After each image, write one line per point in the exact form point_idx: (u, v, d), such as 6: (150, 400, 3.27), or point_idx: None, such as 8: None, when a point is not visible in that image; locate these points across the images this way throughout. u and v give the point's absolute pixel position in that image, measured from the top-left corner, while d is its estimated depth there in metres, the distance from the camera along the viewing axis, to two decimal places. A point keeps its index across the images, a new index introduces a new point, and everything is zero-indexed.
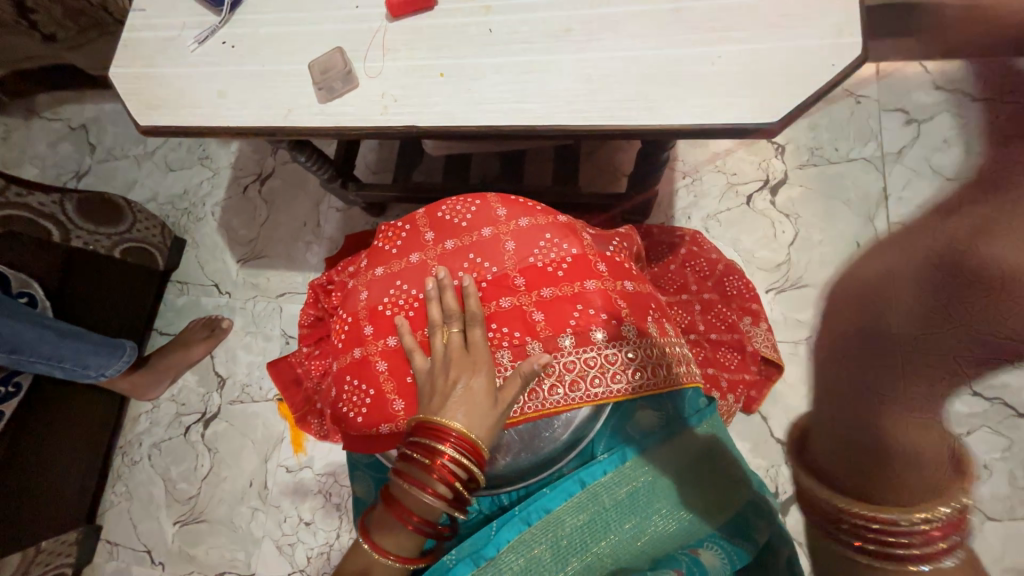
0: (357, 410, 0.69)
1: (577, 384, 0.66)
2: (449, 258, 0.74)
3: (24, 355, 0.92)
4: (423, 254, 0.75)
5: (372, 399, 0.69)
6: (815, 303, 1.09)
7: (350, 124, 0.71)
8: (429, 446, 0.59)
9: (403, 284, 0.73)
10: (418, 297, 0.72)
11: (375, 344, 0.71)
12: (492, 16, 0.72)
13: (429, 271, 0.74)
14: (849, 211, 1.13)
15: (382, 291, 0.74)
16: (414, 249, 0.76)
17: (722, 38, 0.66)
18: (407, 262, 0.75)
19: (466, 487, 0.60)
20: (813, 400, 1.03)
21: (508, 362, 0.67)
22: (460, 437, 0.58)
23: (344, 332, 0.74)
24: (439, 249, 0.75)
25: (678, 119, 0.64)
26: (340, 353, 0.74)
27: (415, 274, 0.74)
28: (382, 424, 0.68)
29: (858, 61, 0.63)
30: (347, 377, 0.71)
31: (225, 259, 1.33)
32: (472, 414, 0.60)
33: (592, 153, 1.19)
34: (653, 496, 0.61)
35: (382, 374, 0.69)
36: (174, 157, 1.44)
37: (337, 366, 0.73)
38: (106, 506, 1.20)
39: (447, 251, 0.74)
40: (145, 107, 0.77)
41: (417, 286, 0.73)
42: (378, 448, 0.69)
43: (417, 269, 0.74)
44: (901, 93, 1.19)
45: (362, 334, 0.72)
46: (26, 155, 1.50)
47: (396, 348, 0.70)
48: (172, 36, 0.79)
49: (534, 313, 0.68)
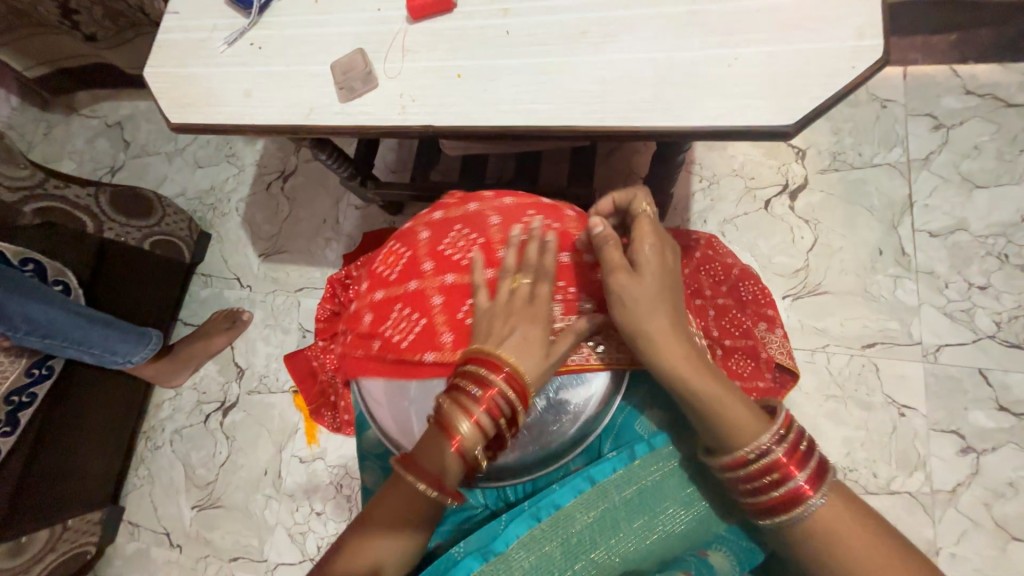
0: (404, 336, 0.70)
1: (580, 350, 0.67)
2: (509, 214, 0.76)
3: (56, 340, 0.97)
4: (483, 207, 0.78)
5: (421, 327, 0.69)
6: (834, 311, 1.06)
7: (370, 123, 0.73)
8: (481, 379, 0.59)
9: (463, 230, 0.75)
10: (477, 242, 0.73)
11: (431, 279, 0.71)
12: (511, 19, 0.73)
13: (488, 222, 0.75)
14: (871, 218, 1.11)
15: (442, 234, 0.75)
16: (474, 202, 0.79)
17: (740, 41, 0.65)
18: (466, 211, 0.78)
19: (507, 425, 0.60)
20: (829, 410, 1.01)
21: (561, 315, 0.68)
22: (511, 372, 0.59)
23: (400, 265, 0.75)
24: (499, 205, 0.78)
25: (693, 120, 0.64)
26: (392, 284, 0.74)
27: (475, 222, 0.76)
28: (426, 353, 0.68)
29: (878, 64, 0.62)
30: (397, 305, 0.72)
31: (248, 253, 1.38)
32: (525, 358, 0.60)
33: (608, 155, 1.19)
34: (662, 494, 0.61)
35: (436, 307, 0.70)
36: (203, 155, 1.49)
37: (386, 295, 0.74)
38: (129, 488, 1.24)
39: (509, 208, 0.77)
40: (176, 105, 0.80)
41: (478, 232, 0.74)
42: (417, 376, 0.69)
43: (478, 219, 0.76)
44: (929, 98, 1.16)
45: (420, 268, 0.73)
46: (65, 150, 1.57)
47: (451, 284, 0.70)
48: (204, 37, 0.83)
49: (592, 271, 0.71)
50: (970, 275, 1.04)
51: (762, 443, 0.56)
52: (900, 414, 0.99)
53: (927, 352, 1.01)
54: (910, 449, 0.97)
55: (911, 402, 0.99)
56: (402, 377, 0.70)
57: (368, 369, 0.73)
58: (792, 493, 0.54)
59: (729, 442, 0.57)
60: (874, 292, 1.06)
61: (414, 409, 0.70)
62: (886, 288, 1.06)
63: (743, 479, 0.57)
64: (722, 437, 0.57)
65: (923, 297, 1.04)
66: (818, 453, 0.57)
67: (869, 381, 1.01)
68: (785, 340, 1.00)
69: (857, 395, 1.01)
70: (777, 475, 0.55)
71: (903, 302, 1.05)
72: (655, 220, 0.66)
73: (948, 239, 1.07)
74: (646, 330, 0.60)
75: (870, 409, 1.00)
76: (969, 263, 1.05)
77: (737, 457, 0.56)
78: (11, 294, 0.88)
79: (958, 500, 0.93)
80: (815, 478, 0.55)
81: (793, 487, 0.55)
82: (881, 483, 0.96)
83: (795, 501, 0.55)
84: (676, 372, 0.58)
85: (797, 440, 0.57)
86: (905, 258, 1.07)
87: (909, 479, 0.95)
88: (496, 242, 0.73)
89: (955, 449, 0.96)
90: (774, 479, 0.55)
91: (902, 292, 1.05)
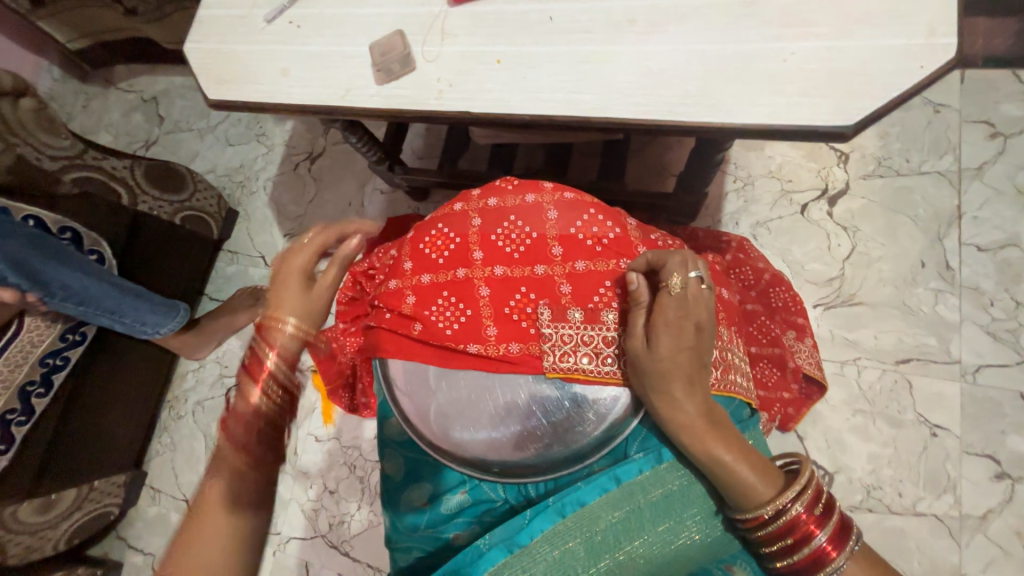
0: (448, 323, 0.68)
1: (608, 357, 0.66)
2: (569, 208, 0.73)
3: (90, 307, 1.00)
4: (540, 196, 0.74)
5: (466, 318, 0.68)
6: (868, 322, 1.03)
7: (405, 107, 0.72)
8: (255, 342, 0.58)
9: (517, 220, 0.72)
10: (531, 235, 0.71)
11: (481, 270, 0.69)
12: (554, 4, 0.71)
13: (546, 214, 0.72)
14: (915, 228, 1.06)
15: (495, 222, 0.72)
16: (531, 191, 0.74)
17: (797, 34, 0.62)
18: (522, 200, 0.74)
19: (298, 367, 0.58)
20: (855, 425, 0.98)
21: (614, 324, 0.66)
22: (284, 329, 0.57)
23: (448, 249, 0.72)
24: (558, 197, 0.74)
25: (743, 118, 0.61)
26: (438, 268, 0.71)
27: (531, 214, 0.72)
28: (469, 343, 0.67)
29: (949, 64, 0.58)
30: (441, 292, 0.70)
31: (274, 232, 1.39)
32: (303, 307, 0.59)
33: (640, 151, 1.16)
34: (688, 501, 0.60)
35: (482, 299, 0.68)
36: (234, 132, 1.51)
37: (430, 279, 0.71)
38: (152, 454, 1.28)
39: (567, 201, 0.73)
40: (214, 81, 0.81)
41: (532, 225, 0.71)
42: (458, 366, 0.68)
43: (535, 209, 0.72)
44: (987, 104, 1.10)
45: (469, 257, 0.70)
46: (102, 122, 1.61)
47: (500, 278, 0.69)
48: (244, 14, 0.82)
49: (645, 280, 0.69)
50: (1018, 293, 0.99)
51: (780, 505, 0.56)
52: (932, 434, 0.95)
53: (966, 371, 0.97)
54: (940, 471, 0.93)
55: (944, 423, 0.95)
56: (440, 365, 0.69)
57: (401, 351, 0.71)
58: (809, 554, 0.56)
59: (743, 501, 0.57)
60: (912, 306, 1.02)
61: (438, 403, 0.68)
62: (926, 302, 1.02)
63: (763, 537, 0.57)
64: (737, 497, 0.57)
65: (966, 314, 1.00)
66: (842, 513, 0.59)
67: (901, 398, 0.98)
68: (815, 350, 0.96)
69: (887, 411, 0.98)
70: (796, 536, 0.56)
71: (943, 318, 1.00)
72: (683, 291, 0.61)
73: (996, 254, 1.02)
74: (659, 399, 0.59)
75: (900, 427, 0.96)
76: (1018, 280, 1.00)
77: (753, 516, 0.56)
78: (47, 262, 0.91)
79: (989, 527, 0.90)
80: (835, 542, 0.56)
81: (813, 548, 0.56)
82: (906, 503, 0.93)
83: (811, 561, 0.56)
84: (690, 442, 0.58)
85: (818, 497, 0.58)
86: (949, 272, 1.03)
87: (937, 501, 0.92)
88: (551, 239, 0.70)
89: (988, 473, 0.92)
90: (793, 540, 0.56)
91: (944, 307, 1.01)
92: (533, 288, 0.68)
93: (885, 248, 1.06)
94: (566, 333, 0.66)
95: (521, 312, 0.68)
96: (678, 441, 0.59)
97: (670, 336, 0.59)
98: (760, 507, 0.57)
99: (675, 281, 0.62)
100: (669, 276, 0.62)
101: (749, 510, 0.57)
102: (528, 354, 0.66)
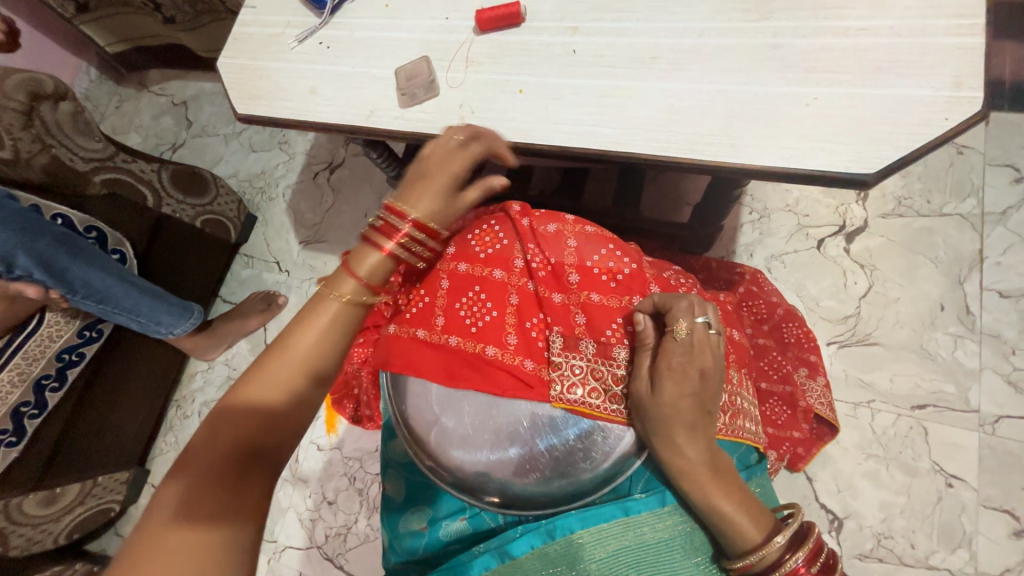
0: (473, 319, 0.69)
1: (616, 396, 0.65)
2: (588, 240, 0.73)
3: (108, 306, 1.01)
4: (562, 226, 0.74)
5: (490, 319, 0.68)
6: (884, 364, 1.00)
7: (427, 130, 0.73)
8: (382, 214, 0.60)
9: (537, 248, 0.71)
10: (549, 263, 0.70)
11: (517, 276, 0.71)
12: (579, 38, 0.72)
13: (566, 243, 0.72)
14: (935, 270, 1.04)
15: (523, 241, 0.72)
16: (553, 220, 0.74)
17: (822, 80, 0.62)
18: (543, 229, 0.73)
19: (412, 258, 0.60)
20: (868, 470, 0.95)
21: (625, 361, 0.66)
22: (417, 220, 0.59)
23: (492, 246, 0.73)
24: (579, 227, 0.74)
25: (763, 160, 0.61)
26: (476, 261, 0.72)
27: (550, 242, 0.72)
28: (489, 345, 0.67)
29: (976, 117, 0.57)
30: (473, 287, 0.70)
31: (289, 239, 1.41)
32: (439, 204, 0.62)
33: (656, 179, 1.16)
34: (691, 550, 0.59)
35: (510, 305, 0.69)
36: (258, 139, 1.55)
37: (466, 268, 0.72)
38: (156, 453, 1.28)
39: (587, 233, 0.73)
40: (245, 97, 0.83)
41: (555, 253, 0.71)
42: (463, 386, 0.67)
43: (556, 239, 0.72)
44: (1013, 148, 1.08)
45: (510, 261, 0.72)
46: (133, 124, 1.66)
47: (531, 292, 0.70)
48: (277, 33, 0.85)
49: None
50: None
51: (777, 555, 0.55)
52: (947, 484, 0.92)
53: (984, 422, 0.94)
54: (956, 524, 0.90)
55: (961, 473, 0.92)
56: (445, 380, 0.68)
57: (414, 355, 0.70)
58: None
59: (735, 546, 0.56)
60: (931, 350, 0.99)
61: (444, 420, 0.67)
62: (945, 347, 0.99)
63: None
64: (728, 542, 0.57)
65: (986, 362, 0.97)
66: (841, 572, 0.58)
67: (916, 444, 0.95)
68: (827, 390, 0.94)
69: (901, 457, 0.95)
70: None
71: (962, 364, 0.98)
72: (688, 337, 0.61)
73: (1020, 301, 0.99)
74: (661, 444, 0.59)
75: (915, 475, 0.93)
76: None
77: (744, 563, 0.55)
78: (73, 259, 0.94)
79: None
80: None
81: None
82: (919, 555, 0.90)
83: None
84: (691, 489, 0.57)
85: (818, 553, 0.57)
86: (970, 317, 1.00)
87: (951, 556, 0.89)
88: (569, 267, 0.70)
89: (1006, 530, 0.88)
90: None
91: (962, 353, 0.98)
92: (551, 314, 0.68)
93: (910, 286, 1.04)
94: (576, 364, 0.65)
95: (532, 340, 0.68)
96: (679, 487, 0.58)
97: (671, 381, 0.59)
98: (749, 553, 0.55)
99: (678, 325, 0.61)
100: (673, 319, 0.62)
101: (740, 557, 0.56)
102: (538, 375, 0.66)
